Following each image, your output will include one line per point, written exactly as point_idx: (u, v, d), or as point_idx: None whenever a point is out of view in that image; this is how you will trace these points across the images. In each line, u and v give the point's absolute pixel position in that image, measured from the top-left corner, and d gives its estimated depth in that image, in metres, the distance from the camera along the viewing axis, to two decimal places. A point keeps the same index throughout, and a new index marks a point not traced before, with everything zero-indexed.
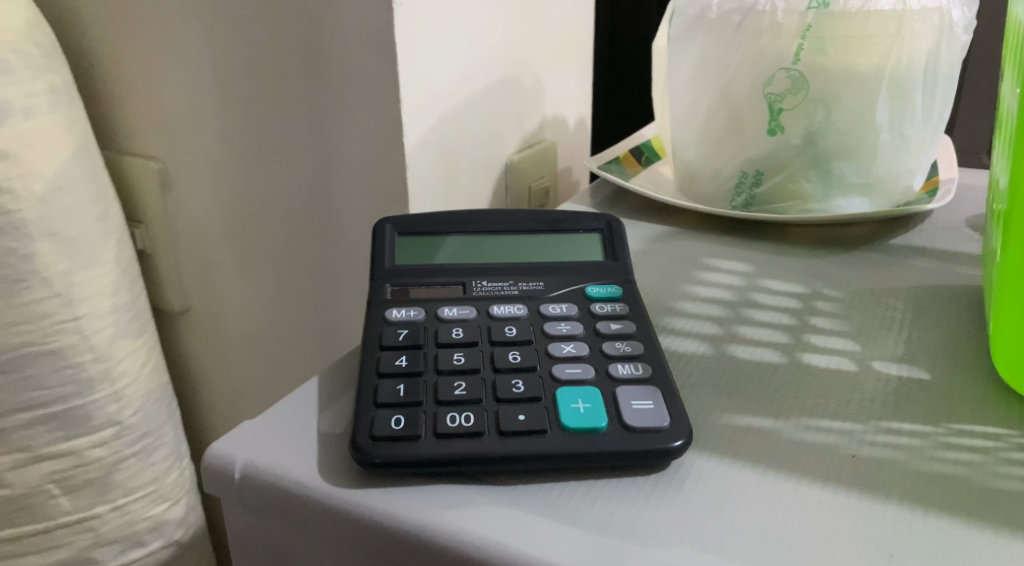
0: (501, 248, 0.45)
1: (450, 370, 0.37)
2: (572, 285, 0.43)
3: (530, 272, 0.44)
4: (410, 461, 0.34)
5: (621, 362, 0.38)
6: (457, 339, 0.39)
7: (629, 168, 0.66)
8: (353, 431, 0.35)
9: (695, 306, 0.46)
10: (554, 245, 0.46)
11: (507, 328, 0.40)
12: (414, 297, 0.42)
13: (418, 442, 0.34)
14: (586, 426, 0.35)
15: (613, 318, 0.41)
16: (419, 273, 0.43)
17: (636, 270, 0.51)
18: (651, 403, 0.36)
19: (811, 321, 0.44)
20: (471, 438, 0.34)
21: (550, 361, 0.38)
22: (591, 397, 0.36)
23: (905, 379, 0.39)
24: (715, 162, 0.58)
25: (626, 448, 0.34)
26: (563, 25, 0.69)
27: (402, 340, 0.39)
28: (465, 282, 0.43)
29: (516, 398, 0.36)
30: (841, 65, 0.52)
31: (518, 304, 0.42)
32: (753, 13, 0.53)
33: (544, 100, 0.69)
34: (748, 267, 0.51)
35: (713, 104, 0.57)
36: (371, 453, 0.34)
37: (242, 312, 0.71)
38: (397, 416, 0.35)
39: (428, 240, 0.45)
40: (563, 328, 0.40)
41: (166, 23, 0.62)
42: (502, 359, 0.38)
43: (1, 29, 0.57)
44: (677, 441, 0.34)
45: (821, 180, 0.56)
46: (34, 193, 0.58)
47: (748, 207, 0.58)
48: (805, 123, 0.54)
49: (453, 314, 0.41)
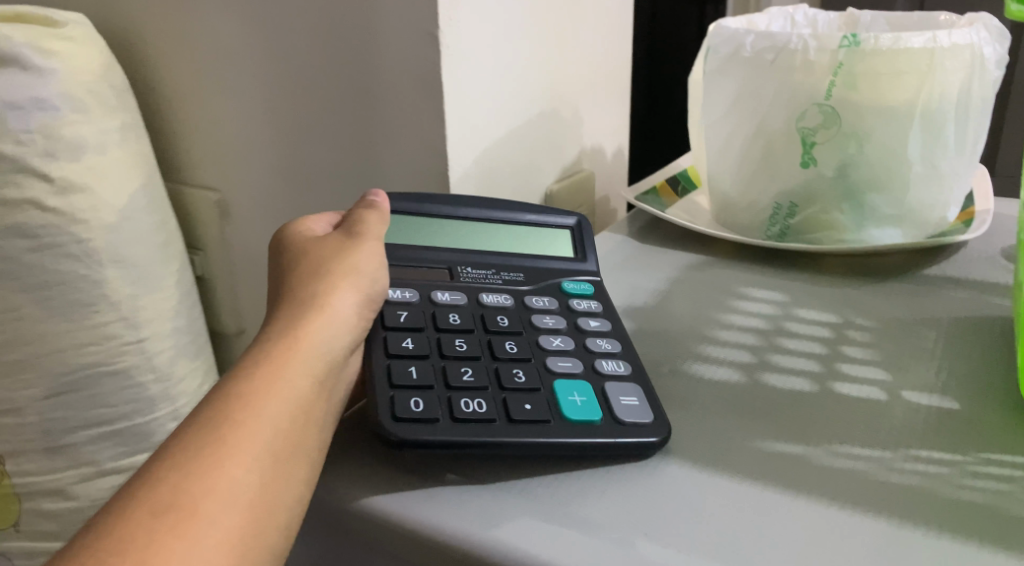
0: (482, 235, 0.51)
1: (455, 356, 0.42)
2: (550, 281, 0.49)
3: (510, 265, 0.49)
4: (433, 442, 0.38)
5: (606, 358, 0.43)
6: (455, 324, 0.44)
7: (666, 198, 0.68)
8: (375, 410, 0.39)
9: (729, 335, 0.48)
10: (528, 236, 0.52)
11: (500, 319, 0.45)
12: (408, 280, 0.47)
13: (437, 424, 0.38)
14: (585, 419, 0.39)
15: (589, 315, 0.47)
16: (411, 254, 0.48)
17: (669, 298, 0.54)
18: (637, 399, 0.41)
19: (842, 350, 0.46)
20: (484, 423, 0.38)
21: (542, 353, 0.43)
22: (585, 392, 0.41)
23: (935, 408, 0.41)
24: (750, 193, 0.60)
25: (619, 436, 0.39)
26: (601, 58, 0.71)
27: (404, 321, 0.43)
28: (453, 268, 0.48)
29: (518, 387, 0.40)
30: (874, 100, 0.54)
31: (505, 295, 0.47)
32: (786, 50, 0.55)
33: (581, 131, 0.71)
34: (782, 296, 0.53)
35: (749, 134, 0.59)
36: (394, 431, 0.38)
37: None
38: (415, 399, 0.39)
39: (420, 221, 0.50)
40: (549, 322, 0.45)
41: (223, 61, 0.66)
42: (501, 348, 0.43)
43: (79, 71, 0.60)
44: (653, 437, 0.39)
45: (854, 212, 0.58)
46: (104, 222, 0.61)
47: (783, 237, 0.60)
48: (838, 155, 0.56)
49: (446, 299, 0.45)
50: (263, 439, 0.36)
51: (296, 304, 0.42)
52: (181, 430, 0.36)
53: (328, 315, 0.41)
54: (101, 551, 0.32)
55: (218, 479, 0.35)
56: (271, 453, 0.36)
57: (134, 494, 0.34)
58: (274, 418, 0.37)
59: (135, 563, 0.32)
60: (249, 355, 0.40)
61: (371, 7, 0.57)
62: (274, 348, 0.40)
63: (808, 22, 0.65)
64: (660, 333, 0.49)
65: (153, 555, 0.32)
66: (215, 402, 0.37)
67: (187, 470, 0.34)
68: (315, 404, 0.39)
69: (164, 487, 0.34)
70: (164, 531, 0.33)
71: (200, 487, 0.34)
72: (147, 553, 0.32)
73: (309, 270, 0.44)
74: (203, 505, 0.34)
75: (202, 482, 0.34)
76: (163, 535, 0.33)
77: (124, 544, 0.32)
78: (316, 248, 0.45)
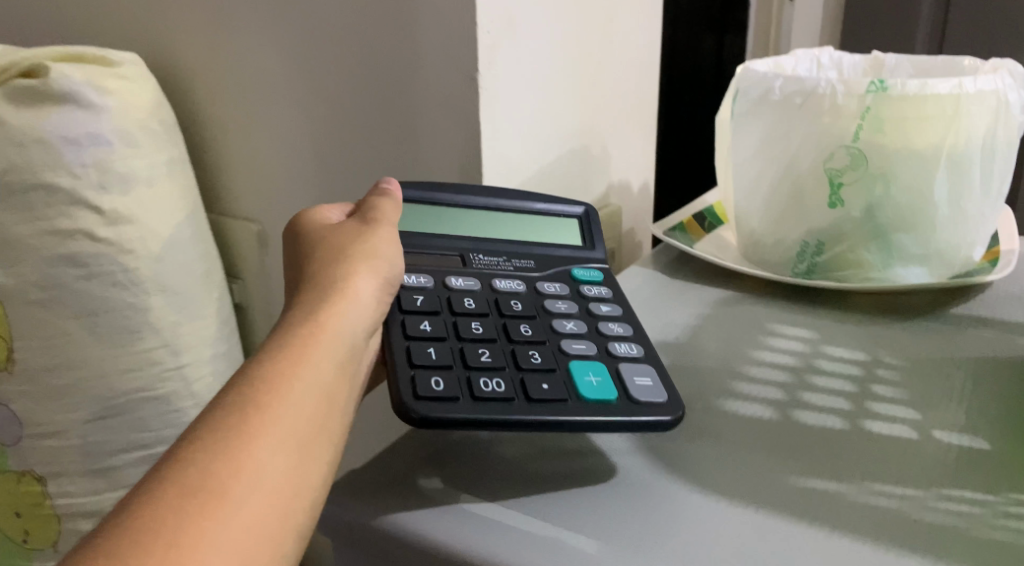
0: (493, 223, 0.54)
1: (471, 338, 0.45)
2: (560, 268, 0.52)
3: (521, 253, 0.53)
4: (455, 419, 0.41)
5: (618, 342, 0.47)
6: (471, 309, 0.47)
7: (693, 233, 0.69)
8: (398, 389, 0.42)
9: (761, 371, 0.50)
10: (537, 225, 0.55)
11: (514, 304, 0.48)
12: (423, 266, 0.50)
13: (457, 402, 0.41)
14: (601, 398, 0.43)
15: (600, 300, 0.50)
16: (425, 242, 0.51)
17: (698, 333, 0.55)
18: (650, 380, 0.44)
19: (872, 388, 0.47)
20: (503, 402, 0.42)
21: (557, 336, 0.46)
22: (599, 372, 0.44)
23: (965, 448, 0.42)
24: (778, 230, 0.62)
25: (633, 415, 0.42)
26: (629, 96, 0.73)
27: (420, 305, 0.46)
28: (466, 255, 0.52)
29: (535, 367, 0.44)
30: (900, 143, 0.56)
31: (517, 281, 0.50)
32: (813, 95, 0.57)
33: (609, 167, 0.73)
34: (810, 333, 0.54)
35: (776, 175, 0.60)
36: (415, 408, 0.41)
37: None
38: (436, 379, 0.42)
39: (432, 209, 0.53)
40: (561, 307, 0.49)
41: (264, 97, 0.68)
42: (516, 331, 0.46)
43: (131, 108, 0.62)
44: (669, 416, 0.42)
45: (880, 251, 0.59)
46: (150, 252, 0.62)
47: (810, 274, 0.61)
48: (865, 197, 0.58)
49: (461, 285, 0.49)
50: (292, 419, 0.38)
51: (317, 289, 0.44)
52: (210, 410, 0.37)
53: (349, 302, 0.43)
54: (133, 531, 0.32)
55: (252, 458, 0.36)
56: (300, 433, 0.38)
57: (168, 472, 0.35)
58: (302, 400, 0.38)
59: (168, 542, 0.32)
60: (274, 338, 0.41)
61: (410, 47, 0.59)
62: (300, 331, 0.41)
63: (834, 64, 0.66)
64: (692, 369, 0.50)
65: (192, 529, 0.33)
66: (244, 383, 0.39)
67: (215, 453, 0.35)
68: (338, 388, 0.40)
69: (193, 469, 0.35)
70: (195, 513, 0.33)
71: (228, 469, 0.35)
72: (179, 534, 0.33)
73: (327, 257, 0.46)
74: (233, 487, 0.35)
75: (230, 464, 0.35)
76: (202, 511, 0.34)
77: (163, 518, 0.33)
78: (331, 237, 0.47)
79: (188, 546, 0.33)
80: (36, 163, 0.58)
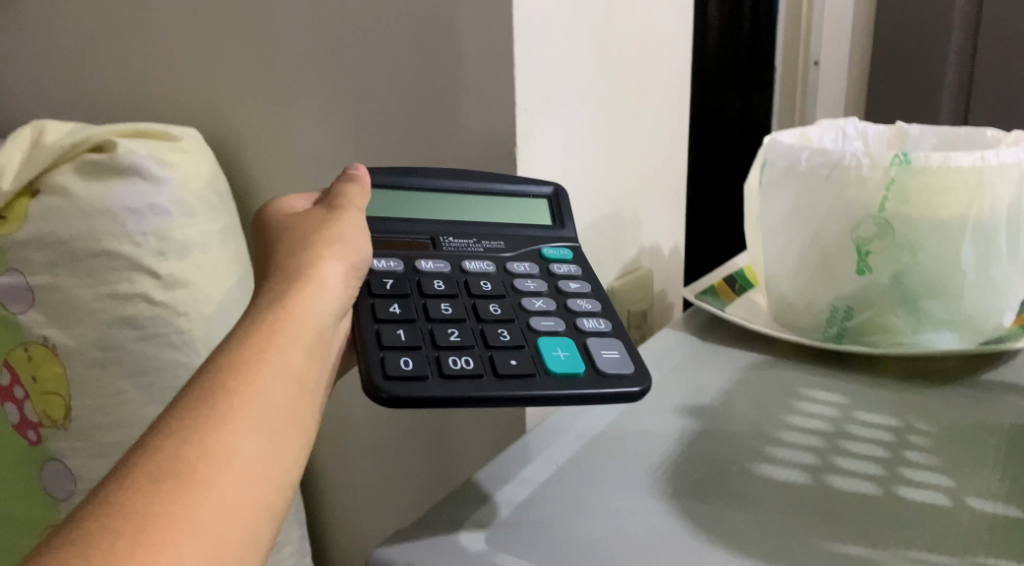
0: (461, 206, 0.54)
1: (441, 319, 0.47)
2: (531, 247, 0.54)
3: (491, 233, 0.54)
4: (423, 397, 0.43)
5: (587, 317, 0.49)
6: (440, 290, 0.49)
7: (724, 296, 0.71)
8: (368, 370, 0.44)
9: (794, 437, 0.51)
10: (505, 205, 0.55)
11: (483, 283, 0.50)
12: (391, 250, 0.51)
13: (426, 381, 0.44)
14: (568, 372, 0.45)
15: (569, 277, 0.52)
16: (393, 226, 0.52)
17: (732, 396, 0.57)
18: (618, 352, 0.47)
19: (905, 455, 0.49)
20: (472, 379, 0.44)
21: (526, 314, 0.48)
22: (567, 348, 0.47)
23: (998, 515, 0.44)
24: (808, 295, 0.63)
25: (601, 388, 0.45)
26: (659, 162, 0.75)
27: (389, 288, 0.48)
28: (436, 238, 0.52)
29: (503, 344, 0.46)
30: (926, 213, 0.58)
31: (487, 261, 0.52)
32: (839, 166, 0.59)
33: (641, 231, 0.75)
34: (842, 397, 0.56)
35: (805, 243, 0.62)
36: (384, 388, 0.43)
37: (361, 417, 0.74)
38: (404, 359, 0.44)
39: (400, 195, 0.53)
40: (530, 285, 0.50)
41: (311, 165, 0.71)
42: (485, 311, 0.48)
43: (188, 180, 0.65)
44: (637, 387, 0.45)
45: (909, 316, 0.60)
46: (203, 314, 0.65)
47: (840, 338, 0.63)
48: (892, 265, 0.59)
49: (430, 267, 0.50)
50: (261, 402, 0.38)
51: (280, 276, 0.45)
52: (178, 399, 0.38)
53: (313, 287, 0.44)
54: (104, 516, 0.33)
55: (220, 441, 0.36)
56: (269, 416, 0.38)
57: (136, 460, 0.35)
58: (269, 385, 0.39)
59: (140, 523, 0.33)
60: (240, 326, 0.41)
61: (451, 121, 0.62)
62: (265, 318, 0.42)
63: (858, 134, 0.69)
64: (726, 433, 0.52)
65: (163, 512, 0.33)
66: (211, 370, 0.39)
67: (184, 436, 0.36)
68: (306, 372, 0.41)
69: (163, 453, 0.35)
70: (168, 494, 0.34)
71: (198, 451, 0.36)
72: (151, 514, 0.33)
73: (291, 246, 0.47)
74: (203, 469, 0.35)
75: (200, 447, 0.36)
76: (172, 496, 0.34)
77: (133, 504, 0.33)
78: (294, 227, 0.48)
79: (159, 526, 0.33)
80: (101, 232, 0.62)
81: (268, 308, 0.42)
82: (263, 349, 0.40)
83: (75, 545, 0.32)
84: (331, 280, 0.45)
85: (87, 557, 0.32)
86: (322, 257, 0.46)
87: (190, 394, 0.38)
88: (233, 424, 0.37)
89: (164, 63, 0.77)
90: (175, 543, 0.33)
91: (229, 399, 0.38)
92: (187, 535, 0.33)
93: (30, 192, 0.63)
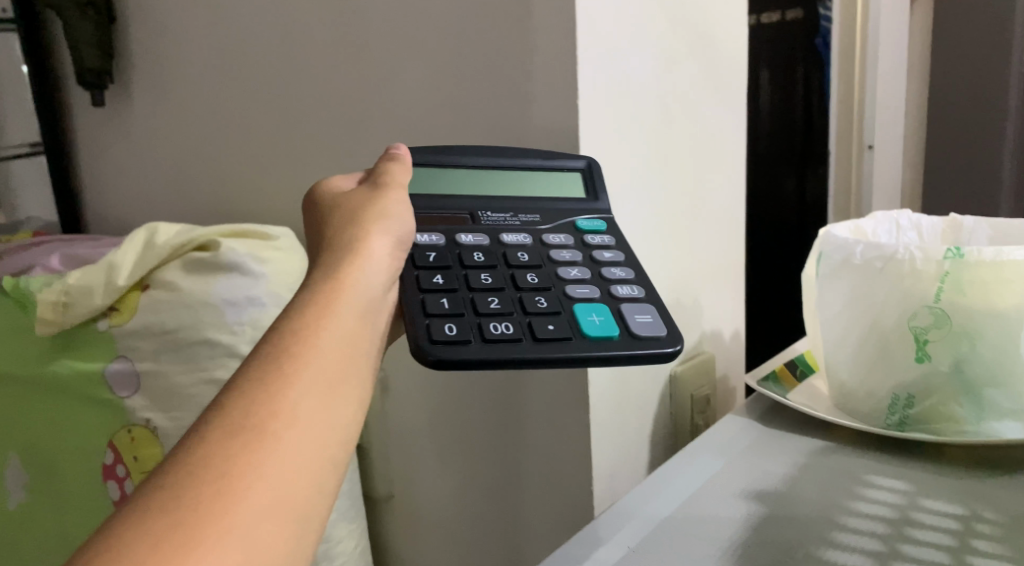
0: (496, 183, 0.58)
1: (482, 288, 0.51)
2: (565, 220, 0.57)
3: (527, 207, 0.58)
4: (467, 358, 0.47)
5: (619, 284, 0.53)
6: (480, 261, 0.53)
7: (786, 383, 0.72)
8: (415, 333, 0.48)
9: (858, 522, 0.55)
10: (538, 180, 0.59)
11: (521, 255, 0.54)
12: (433, 224, 0.55)
13: (469, 343, 0.48)
14: (603, 334, 0.49)
15: (603, 248, 0.56)
16: (434, 203, 0.56)
17: (798, 481, 0.59)
18: (650, 316, 0.51)
19: (970, 543, 0.52)
20: (511, 341, 0.48)
21: (561, 282, 0.52)
22: (602, 312, 0.51)
23: None
24: (869, 383, 0.65)
25: (635, 349, 0.49)
26: (719, 250, 0.77)
27: (433, 261, 0.52)
28: (474, 213, 0.56)
29: (541, 310, 0.50)
30: (981, 303, 0.60)
31: (524, 234, 0.55)
32: (893, 259, 0.62)
33: (702, 316, 0.76)
34: (906, 484, 0.59)
35: (864, 330, 0.64)
36: (432, 350, 0.47)
37: (437, 499, 0.77)
38: (449, 324, 0.49)
39: (439, 173, 0.57)
40: (566, 256, 0.54)
41: None
42: (523, 280, 0.52)
43: (282, 275, 0.71)
44: (670, 347, 0.49)
45: (972, 405, 0.61)
46: None
47: (903, 425, 0.64)
48: (951, 353, 0.61)
49: (470, 240, 0.54)
50: (319, 364, 0.42)
51: (331, 246, 0.47)
52: (246, 362, 0.41)
53: (363, 256, 0.47)
54: (186, 470, 0.37)
55: (283, 401, 0.40)
56: (327, 376, 0.41)
57: (212, 418, 0.39)
58: (327, 347, 0.42)
59: (219, 475, 0.37)
60: (299, 293, 0.45)
61: None
62: (322, 285, 0.45)
63: (913, 225, 0.71)
64: (793, 517, 0.55)
65: (237, 466, 0.37)
66: (275, 335, 0.42)
67: (253, 397, 0.40)
68: (360, 334, 0.44)
69: (236, 412, 0.39)
70: (239, 450, 0.38)
71: (267, 410, 0.39)
72: (228, 467, 0.37)
73: (338, 218, 0.49)
74: (271, 427, 0.39)
75: (267, 408, 0.39)
76: (243, 452, 0.38)
77: (210, 460, 0.37)
78: (341, 198, 0.51)
79: (236, 478, 0.37)
80: (204, 322, 0.69)
81: (322, 277, 0.45)
82: (319, 315, 0.43)
83: (161, 495, 0.36)
84: (379, 250, 0.48)
85: (173, 505, 0.36)
86: (367, 230, 0.48)
87: (256, 358, 0.41)
88: (294, 386, 0.40)
89: (252, 166, 0.83)
90: (250, 492, 0.37)
91: (290, 362, 0.41)
92: (260, 485, 0.37)
93: (141, 285, 0.71)
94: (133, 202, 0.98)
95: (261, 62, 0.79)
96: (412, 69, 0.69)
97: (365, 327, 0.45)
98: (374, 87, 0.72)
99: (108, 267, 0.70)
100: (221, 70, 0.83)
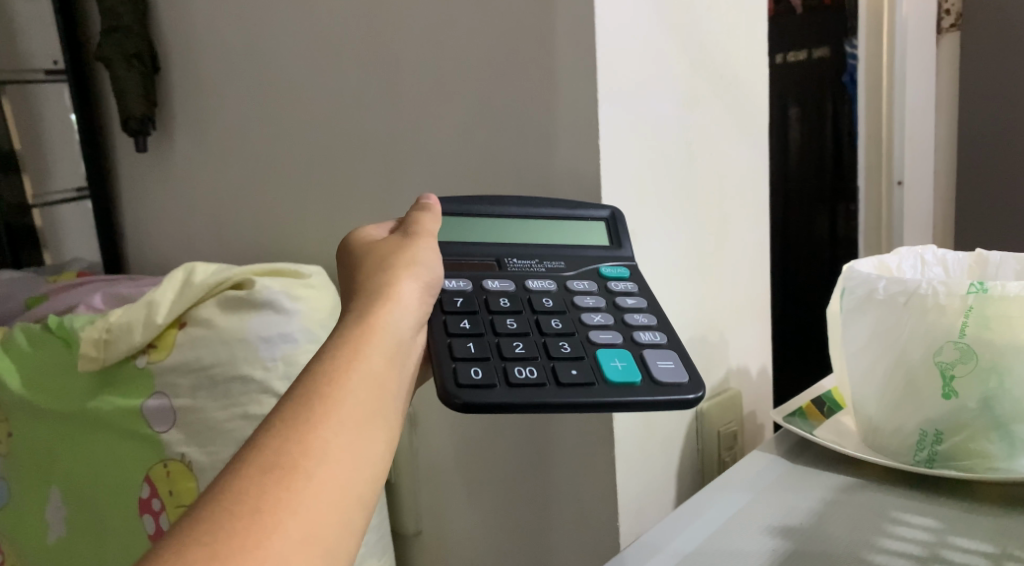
0: (521, 231, 0.60)
1: (507, 332, 0.52)
2: (590, 266, 0.59)
3: (552, 253, 0.59)
4: (491, 403, 0.49)
5: (642, 330, 0.54)
6: (505, 306, 0.54)
7: (813, 419, 0.72)
8: (442, 378, 0.50)
9: (886, 559, 0.55)
10: (562, 229, 0.60)
11: (546, 301, 0.55)
12: (461, 271, 0.56)
13: (493, 388, 0.49)
14: (625, 380, 0.50)
15: (626, 294, 0.57)
16: (462, 250, 0.57)
17: (825, 517, 0.60)
18: (672, 362, 0.52)
19: None
20: (535, 386, 0.50)
21: (585, 328, 0.54)
22: (625, 358, 0.52)
23: None
24: (896, 419, 0.64)
25: (656, 394, 0.50)
26: (744, 287, 0.78)
27: (460, 305, 0.53)
28: (501, 259, 0.58)
29: (564, 355, 0.51)
30: (1008, 339, 0.60)
31: (548, 280, 0.57)
32: (917, 294, 0.62)
33: (727, 353, 0.76)
34: (936, 522, 0.59)
35: (889, 366, 0.64)
36: (457, 394, 0.49)
37: (465, 535, 0.78)
38: (475, 368, 0.50)
39: (467, 221, 0.59)
40: (589, 301, 0.55)
41: None
42: (547, 325, 0.53)
43: (316, 311, 0.73)
44: (692, 393, 0.50)
45: (1003, 441, 0.61)
46: None
47: (931, 462, 0.63)
48: (979, 389, 0.61)
49: (496, 286, 0.55)
50: (350, 405, 0.43)
51: (363, 292, 0.49)
52: (281, 401, 0.43)
53: (393, 303, 0.48)
54: (224, 503, 0.39)
55: (316, 440, 0.41)
56: (358, 417, 0.43)
57: (248, 454, 0.41)
58: (358, 389, 0.44)
59: (254, 509, 0.39)
60: (333, 336, 0.46)
61: None
62: (354, 329, 0.46)
63: (938, 261, 0.72)
64: (819, 554, 0.56)
65: (271, 501, 0.39)
66: (309, 375, 0.44)
67: (287, 434, 0.41)
68: (390, 377, 0.45)
69: (270, 449, 0.41)
70: (273, 485, 0.39)
71: (300, 448, 0.41)
72: (262, 500, 0.39)
73: (369, 266, 0.51)
74: (304, 464, 0.40)
75: (301, 446, 0.41)
76: (278, 488, 0.39)
77: (246, 494, 0.39)
78: (371, 247, 0.52)
79: (269, 511, 0.39)
80: (239, 358, 0.71)
81: (352, 322, 0.47)
82: (351, 358, 0.45)
83: (199, 527, 0.38)
84: (406, 297, 0.49)
85: (210, 537, 0.38)
86: (396, 279, 0.50)
87: (292, 398, 0.43)
88: (326, 426, 0.42)
89: (287, 208, 0.86)
90: (282, 526, 0.39)
91: (323, 403, 0.43)
92: (292, 520, 0.39)
93: (179, 323, 0.73)
94: (172, 242, 1.01)
95: (296, 107, 0.82)
96: (440, 112, 0.71)
97: (395, 370, 0.46)
98: (405, 131, 0.74)
99: (148, 304, 0.73)
100: (259, 116, 0.86)
